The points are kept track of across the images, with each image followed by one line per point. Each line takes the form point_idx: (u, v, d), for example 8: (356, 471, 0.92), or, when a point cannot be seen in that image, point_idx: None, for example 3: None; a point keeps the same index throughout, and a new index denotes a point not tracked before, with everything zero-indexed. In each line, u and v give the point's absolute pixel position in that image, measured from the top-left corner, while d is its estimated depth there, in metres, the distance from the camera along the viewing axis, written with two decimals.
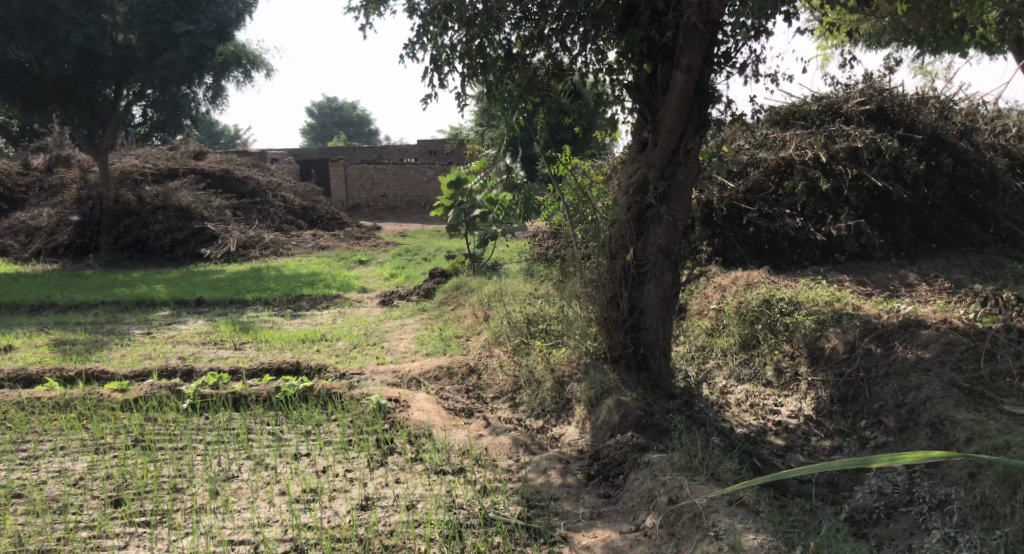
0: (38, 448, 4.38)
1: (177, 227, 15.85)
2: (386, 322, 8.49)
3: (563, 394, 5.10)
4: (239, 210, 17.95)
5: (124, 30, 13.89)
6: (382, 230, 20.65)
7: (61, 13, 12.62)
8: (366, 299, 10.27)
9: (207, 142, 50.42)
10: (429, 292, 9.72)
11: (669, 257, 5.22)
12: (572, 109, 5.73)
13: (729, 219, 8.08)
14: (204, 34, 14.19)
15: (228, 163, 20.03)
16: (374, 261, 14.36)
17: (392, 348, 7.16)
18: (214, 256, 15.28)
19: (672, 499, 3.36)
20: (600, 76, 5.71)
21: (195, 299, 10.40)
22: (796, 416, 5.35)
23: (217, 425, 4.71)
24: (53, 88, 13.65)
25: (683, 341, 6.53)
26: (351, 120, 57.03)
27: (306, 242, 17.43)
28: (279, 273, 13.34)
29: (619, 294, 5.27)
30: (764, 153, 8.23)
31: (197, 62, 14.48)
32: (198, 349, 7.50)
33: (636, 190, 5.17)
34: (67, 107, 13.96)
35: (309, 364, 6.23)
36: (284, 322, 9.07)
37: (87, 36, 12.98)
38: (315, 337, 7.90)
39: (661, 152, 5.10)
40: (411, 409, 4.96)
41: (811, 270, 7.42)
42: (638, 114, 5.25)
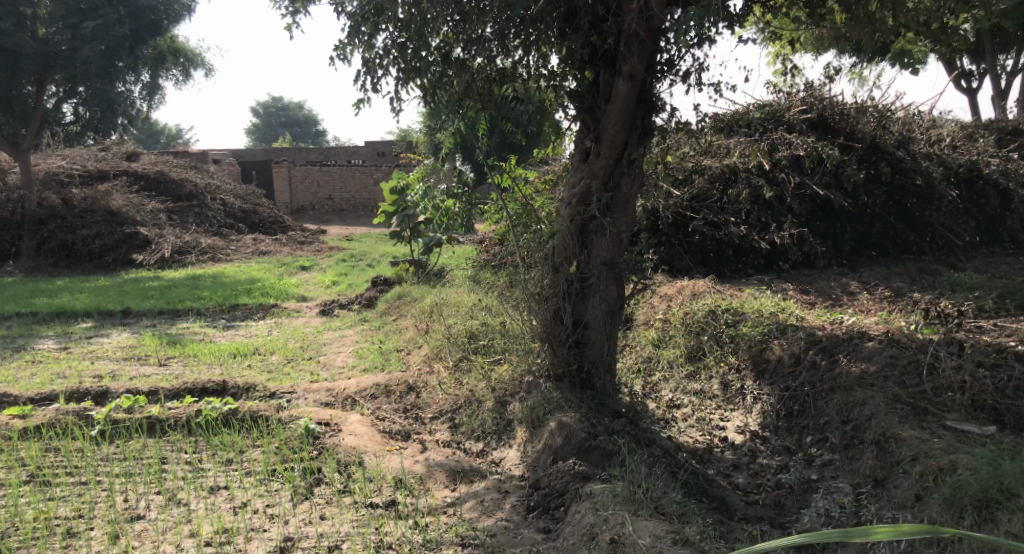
0: None
1: (107, 232, 15.15)
2: (324, 334, 8.15)
3: (504, 415, 4.87)
4: (174, 213, 17.31)
5: (45, 24, 13.47)
6: (327, 233, 20.13)
7: None
8: (305, 309, 9.90)
9: (147, 142, 48.93)
10: (371, 301, 9.39)
11: (614, 270, 5.03)
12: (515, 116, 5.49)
13: (675, 228, 7.95)
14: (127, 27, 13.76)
15: (163, 164, 19.32)
16: (317, 267, 13.93)
17: (328, 363, 6.83)
18: (146, 262, 14.67)
19: (614, 538, 3.19)
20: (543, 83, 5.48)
21: (122, 310, 9.92)
22: (742, 432, 5.19)
23: (129, 453, 4.50)
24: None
25: (630, 353, 6.34)
26: (298, 120, 56.01)
27: (246, 247, 16.86)
28: (216, 280, 12.84)
29: (562, 309, 5.04)
30: (708, 161, 8.14)
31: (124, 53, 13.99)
32: (119, 366, 7.10)
33: (579, 201, 4.96)
34: None
35: (236, 383, 5.90)
36: (216, 334, 8.67)
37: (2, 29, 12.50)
38: (247, 350, 7.54)
39: (604, 162, 4.91)
40: (342, 433, 4.66)
41: (756, 279, 7.33)
42: (581, 122, 5.05)
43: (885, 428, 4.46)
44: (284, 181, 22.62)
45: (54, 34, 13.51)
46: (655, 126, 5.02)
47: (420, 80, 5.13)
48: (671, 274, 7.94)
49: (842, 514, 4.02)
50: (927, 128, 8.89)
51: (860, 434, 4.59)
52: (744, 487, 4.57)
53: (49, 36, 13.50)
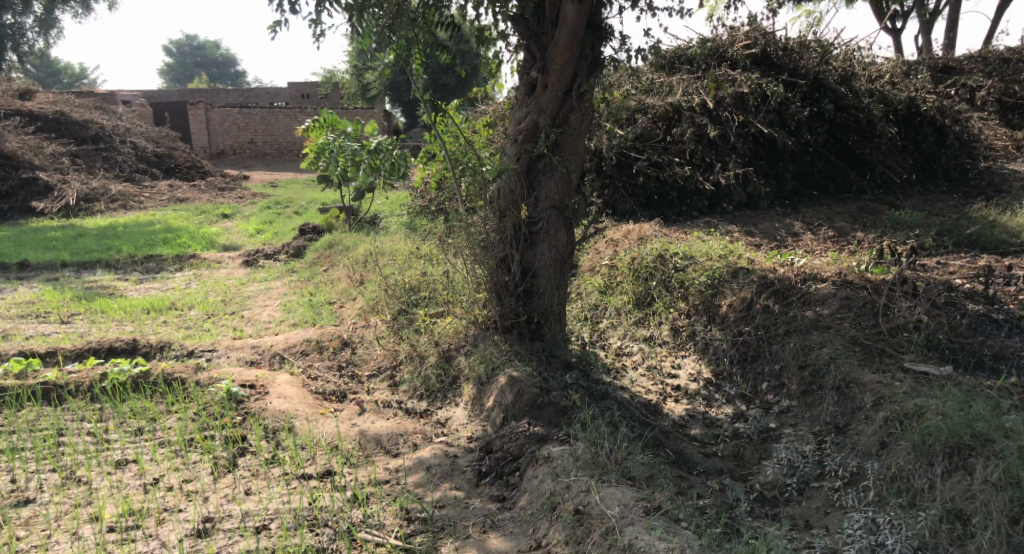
0: None
1: (1, 177, 14.06)
2: (249, 286, 7.59)
3: (449, 371, 4.50)
4: (79, 157, 16.13)
5: None
6: (250, 179, 19.10)
7: None
8: (227, 259, 9.24)
9: (48, 82, 45.69)
10: (299, 251, 8.80)
11: (564, 213, 4.67)
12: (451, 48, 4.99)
13: (618, 169, 7.62)
14: None
15: (64, 104, 17.93)
16: (240, 215, 13.13)
17: (253, 317, 6.32)
18: (49, 210, 13.67)
19: (578, 508, 2.94)
20: (480, 10, 4.98)
21: (21, 262, 9.11)
22: (694, 379, 4.96)
23: (19, 428, 4.04)
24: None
25: (577, 300, 6.04)
26: (215, 60, 53.19)
27: (161, 194, 15.83)
28: (128, 228, 11.98)
29: (509, 256, 4.68)
30: (650, 99, 7.78)
31: None
32: (13, 326, 6.44)
33: (525, 138, 4.56)
34: None
35: (147, 342, 5.38)
36: (128, 287, 8.00)
37: None
38: (162, 305, 6.94)
39: (552, 95, 4.50)
40: (269, 396, 4.21)
41: (701, 221, 7.10)
42: (525, 51, 4.59)
43: (846, 373, 4.28)
44: (201, 124, 21.27)
45: None
46: (605, 56, 4.62)
47: (345, 1, 4.55)
48: (615, 217, 7.65)
49: (806, 464, 3.84)
50: (868, 66, 8.71)
51: (819, 379, 4.41)
52: (701, 438, 4.34)
53: None
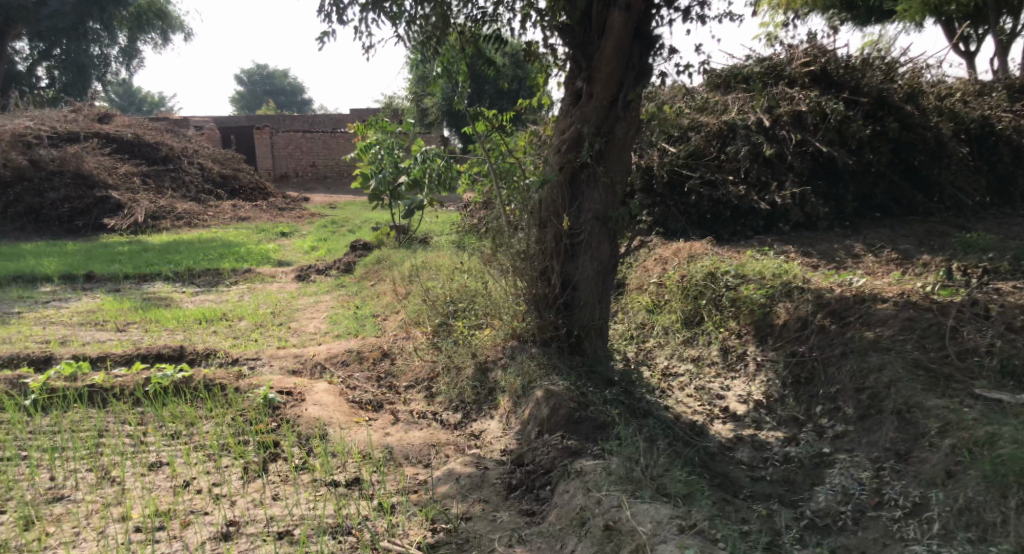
0: None
1: (77, 195, 14.76)
2: (299, 299, 7.65)
3: (485, 383, 4.41)
4: (150, 177, 16.76)
5: None
6: (310, 201, 19.50)
7: None
8: (280, 274, 9.37)
9: (127, 108, 47.89)
10: (349, 266, 8.87)
11: (607, 225, 4.57)
12: (498, 60, 4.99)
13: (671, 187, 7.48)
14: None
15: (138, 126, 18.69)
16: (298, 234, 13.35)
17: (298, 329, 6.35)
18: (119, 226, 14.21)
19: (608, 524, 2.80)
20: (529, 24, 4.97)
21: (86, 273, 9.41)
22: (744, 401, 4.74)
23: (63, 427, 4.09)
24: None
25: (623, 320, 5.88)
26: (283, 88, 54.88)
27: (225, 213, 16.28)
28: (191, 244, 12.32)
29: (549, 268, 4.60)
30: (704, 117, 7.60)
31: None
32: (71, 332, 6.61)
33: (568, 148, 4.49)
34: None
35: (193, 349, 5.44)
36: (184, 299, 8.16)
37: None
38: (213, 316, 7.04)
39: (597, 104, 4.42)
40: (305, 404, 4.17)
41: (756, 241, 6.89)
42: (572, 59, 4.53)
43: (907, 396, 4.02)
44: (266, 147, 21.87)
45: None
46: (654, 65, 4.51)
47: (394, 12, 4.57)
48: (666, 235, 7.49)
49: (862, 490, 3.60)
50: (936, 84, 8.35)
51: (878, 403, 4.14)
52: (749, 461, 4.12)
53: None
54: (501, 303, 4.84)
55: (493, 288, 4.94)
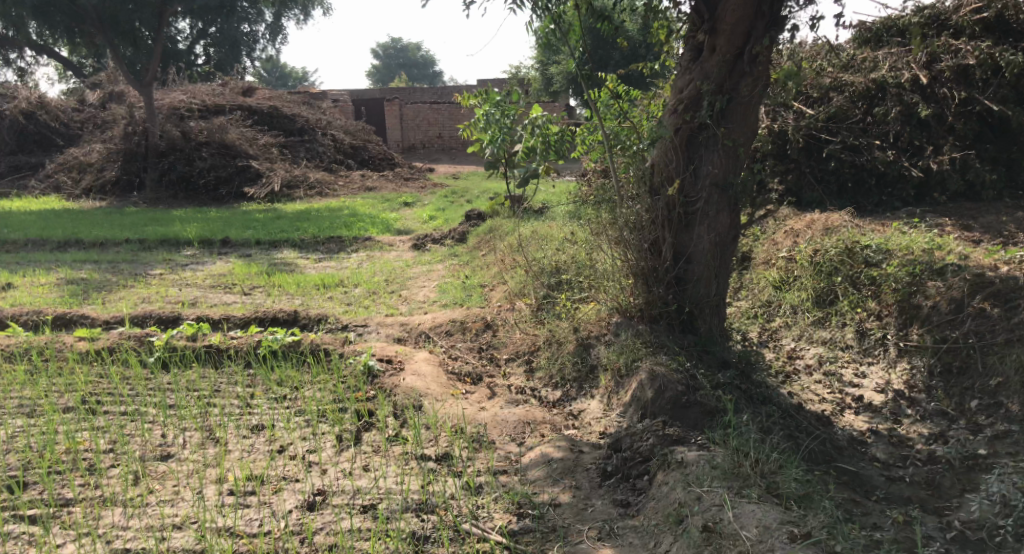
0: None
1: (222, 164, 15.66)
2: (413, 268, 7.67)
3: (587, 360, 4.20)
4: (287, 147, 17.50)
5: None
6: (436, 171, 19.73)
7: None
8: (399, 243, 9.46)
9: (273, 83, 50.53)
10: (464, 236, 8.82)
11: (726, 192, 4.20)
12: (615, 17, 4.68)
13: (806, 152, 6.89)
14: None
15: (278, 99, 19.52)
16: (421, 203, 13.52)
17: (409, 297, 6.35)
18: (257, 195, 14.96)
19: (707, 525, 2.56)
20: None
21: (222, 238, 9.90)
22: (882, 392, 4.27)
23: (180, 384, 4.18)
24: (96, 15, 14.78)
25: (746, 296, 5.46)
26: (416, 61, 55.97)
27: (354, 183, 16.74)
28: (321, 212, 12.74)
29: (660, 239, 4.30)
30: (848, 76, 6.89)
31: None
32: (201, 294, 6.91)
33: (686, 107, 4.16)
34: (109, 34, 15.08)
35: (306, 313, 5.54)
36: (307, 265, 8.38)
37: None
38: (331, 283, 7.18)
39: (720, 59, 4.05)
40: (404, 373, 4.13)
41: (904, 213, 6.22)
42: (693, 9, 4.15)
43: None
44: (396, 119, 22.39)
45: None
46: (788, 14, 4.06)
47: None
48: (799, 207, 6.89)
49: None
50: None
51: None
52: (884, 459, 3.69)
53: None
54: (607, 277, 4.61)
55: (601, 260, 4.69)
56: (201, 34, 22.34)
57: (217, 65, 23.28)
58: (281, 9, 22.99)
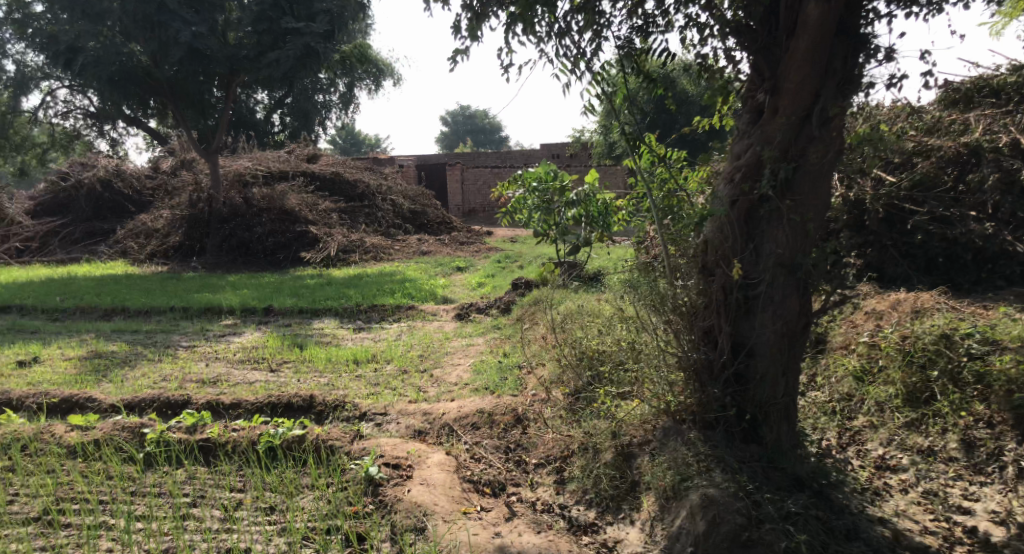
0: None
1: (280, 230, 15.68)
2: (451, 342, 7.13)
3: (627, 476, 3.66)
4: (346, 212, 17.46)
5: (235, 30, 14.78)
6: (494, 235, 19.41)
7: (171, 11, 13.64)
8: (442, 313, 8.97)
9: (345, 150, 51.93)
10: (510, 307, 8.27)
11: (796, 275, 3.56)
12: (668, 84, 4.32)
13: (887, 224, 6.05)
14: (318, 38, 14.56)
15: (341, 165, 19.65)
16: (473, 269, 13.13)
17: (441, 378, 5.80)
18: (313, 259, 14.87)
19: None
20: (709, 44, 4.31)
21: (265, 307, 9.60)
22: (1002, 524, 3.45)
23: (165, 489, 3.80)
24: (169, 89, 15.18)
25: (824, 387, 4.68)
26: (483, 126, 56.69)
27: (410, 247, 16.51)
28: (372, 277, 12.45)
29: (716, 328, 3.68)
30: (934, 139, 6.12)
31: (305, 62, 14.66)
32: (226, 371, 6.47)
33: (743, 178, 3.59)
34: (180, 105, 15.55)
35: (323, 399, 5.02)
36: (344, 337, 7.94)
37: (196, 33, 13.91)
38: (364, 358, 6.67)
39: (784, 122, 3.49)
40: (411, 482, 3.64)
41: (1008, 293, 5.39)
42: (751, 68, 3.67)
43: None
44: (457, 184, 22.26)
45: (242, 38, 14.66)
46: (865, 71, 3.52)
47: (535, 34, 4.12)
48: (881, 284, 6.05)
49: None
50: None
51: None
52: None
53: (238, 39, 14.72)
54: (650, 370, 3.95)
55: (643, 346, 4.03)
56: (278, 105, 23.28)
57: (291, 133, 23.86)
58: (355, 82, 23.78)
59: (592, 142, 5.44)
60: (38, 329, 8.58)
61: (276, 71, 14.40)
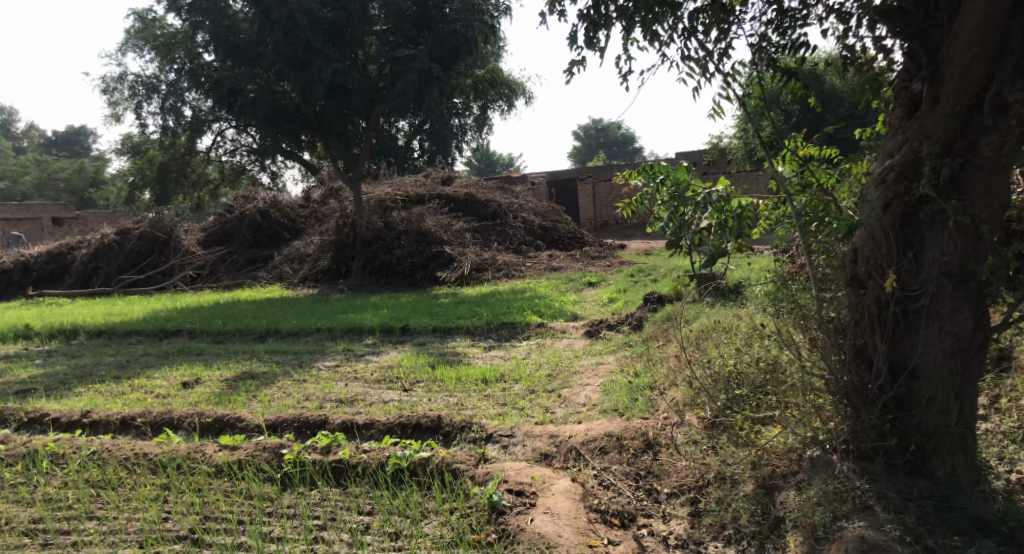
0: (123, 523, 3.90)
1: (418, 251, 16.12)
2: (581, 360, 6.97)
3: (770, 510, 3.40)
4: (480, 232, 17.73)
5: (374, 63, 15.48)
6: (627, 249, 19.09)
7: (316, 50, 14.29)
8: (573, 329, 8.82)
9: (481, 170, 53.13)
10: (642, 322, 8.02)
11: (967, 284, 3.20)
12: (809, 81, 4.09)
13: None
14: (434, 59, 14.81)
15: (475, 185, 20.00)
16: (605, 284, 12.92)
17: (569, 399, 5.65)
18: (448, 279, 15.16)
19: None
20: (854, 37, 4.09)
21: (402, 327, 9.82)
22: None
23: (298, 511, 3.87)
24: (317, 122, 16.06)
25: (1008, 413, 4.10)
26: (615, 139, 56.26)
27: (541, 263, 16.51)
28: (506, 295, 12.51)
29: (871, 346, 3.35)
30: None
31: (428, 85, 14.94)
32: (363, 391, 6.55)
33: (897, 177, 3.29)
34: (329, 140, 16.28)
35: (450, 420, 4.97)
36: (475, 354, 7.96)
37: (336, 70, 14.57)
38: (493, 377, 6.61)
39: (946, 112, 3.18)
40: (534, 511, 3.55)
41: None
42: (905, 55, 3.39)
43: None
44: (589, 199, 22.17)
45: (381, 71, 15.34)
46: None
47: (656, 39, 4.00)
48: None
49: None
50: None
51: None
52: None
53: (378, 72, 15.42)
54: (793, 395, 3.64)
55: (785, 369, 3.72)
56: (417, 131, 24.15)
57: (429, 157, 24.63)
58: (489, 104, 24.30)
59: (731, 147, 5.17)
60: (203, 351, 9.15)
61: (405, 97, 14.73)
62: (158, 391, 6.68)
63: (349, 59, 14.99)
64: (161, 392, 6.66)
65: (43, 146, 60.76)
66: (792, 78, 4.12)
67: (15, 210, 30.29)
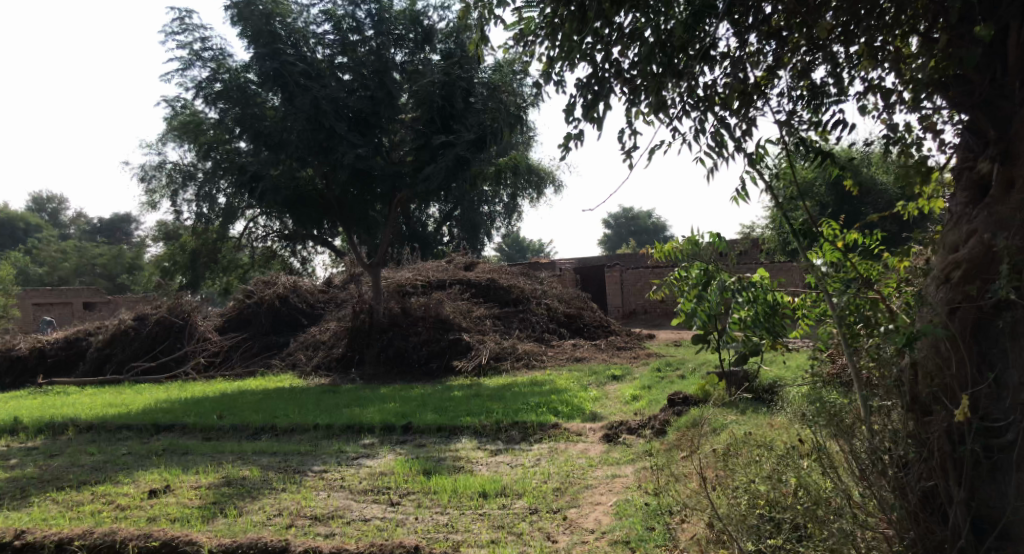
0: None
1: (434, 338, 15.47)
2: (596, 471, 6.16)
3: None
4: (501, 319, 17.10)
5: (398, 150, 15.32)
6: (654, 339, 18.25)
7: (339, 136, 14.16)
8: (590, 432, 7.99)
9: (510, 256, 53.09)
10: (666, 427, 7.19)
11: None
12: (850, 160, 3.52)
13: None
14: (467, 148, 14.41)
15: (498, 271, 19.50)
16: (629, 378, 12.11)
17: (576, 522, 4.86)
18: (464, 367, 14.45)
19: None
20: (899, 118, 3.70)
21: (405, 425, 9.07)
22: None
23: None
24: (339, 208, 15.84)
25: None
26: (646, 228, 55.96)
27: (563, 353, 15.73)
28: (521, 388, 11.75)
29: (943, 488, 2.85)
30: None
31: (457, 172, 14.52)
32: (344, 505, 5.77)
33: (965, 276, 2.94)
34: (350, 226, 16.05)
35: None
36: (480, 459, 7.17)
37: (359, 155, 14.38)
38: (494, 490, 5.83)
39: (1020, 199, 2.89)
40: None
41: None
42: (968, 128, 3.17)
43: None
44: (616, 285, 21.52)
45: (406, 157, 15.09)
46: None
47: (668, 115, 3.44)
48: None
49: None
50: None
51: None
52: None
53: (402, 158, 15.20)
54: (833, 539, 3.02)
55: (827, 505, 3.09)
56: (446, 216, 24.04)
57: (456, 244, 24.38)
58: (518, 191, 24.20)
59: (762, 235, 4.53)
60: (189, 450, 8.47)
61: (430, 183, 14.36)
62: (120, 502, 5.97)
63: (372, 144, 14.84)
64: (122, 503, 5.93)
65: (87, 234, 62.41)
66: (830, 157, 3.50)
67: (47, 294, 30.40)
